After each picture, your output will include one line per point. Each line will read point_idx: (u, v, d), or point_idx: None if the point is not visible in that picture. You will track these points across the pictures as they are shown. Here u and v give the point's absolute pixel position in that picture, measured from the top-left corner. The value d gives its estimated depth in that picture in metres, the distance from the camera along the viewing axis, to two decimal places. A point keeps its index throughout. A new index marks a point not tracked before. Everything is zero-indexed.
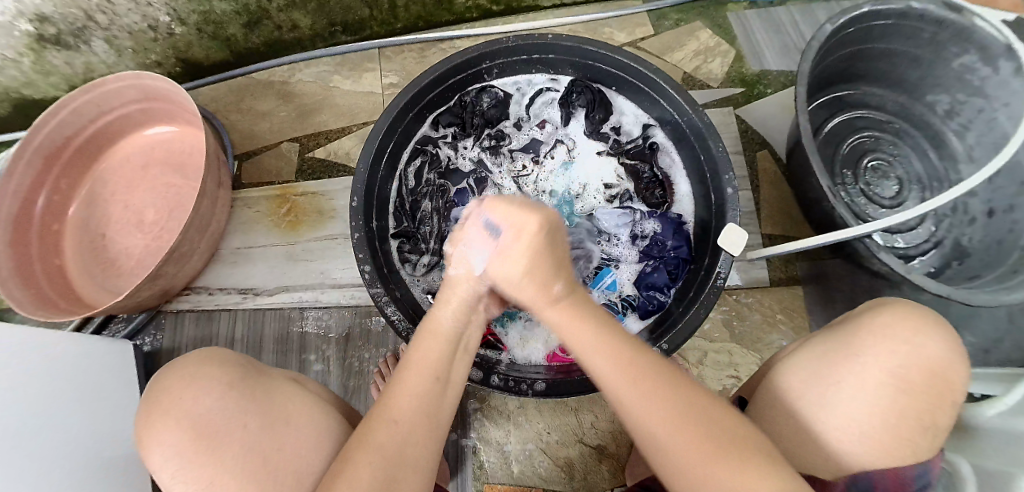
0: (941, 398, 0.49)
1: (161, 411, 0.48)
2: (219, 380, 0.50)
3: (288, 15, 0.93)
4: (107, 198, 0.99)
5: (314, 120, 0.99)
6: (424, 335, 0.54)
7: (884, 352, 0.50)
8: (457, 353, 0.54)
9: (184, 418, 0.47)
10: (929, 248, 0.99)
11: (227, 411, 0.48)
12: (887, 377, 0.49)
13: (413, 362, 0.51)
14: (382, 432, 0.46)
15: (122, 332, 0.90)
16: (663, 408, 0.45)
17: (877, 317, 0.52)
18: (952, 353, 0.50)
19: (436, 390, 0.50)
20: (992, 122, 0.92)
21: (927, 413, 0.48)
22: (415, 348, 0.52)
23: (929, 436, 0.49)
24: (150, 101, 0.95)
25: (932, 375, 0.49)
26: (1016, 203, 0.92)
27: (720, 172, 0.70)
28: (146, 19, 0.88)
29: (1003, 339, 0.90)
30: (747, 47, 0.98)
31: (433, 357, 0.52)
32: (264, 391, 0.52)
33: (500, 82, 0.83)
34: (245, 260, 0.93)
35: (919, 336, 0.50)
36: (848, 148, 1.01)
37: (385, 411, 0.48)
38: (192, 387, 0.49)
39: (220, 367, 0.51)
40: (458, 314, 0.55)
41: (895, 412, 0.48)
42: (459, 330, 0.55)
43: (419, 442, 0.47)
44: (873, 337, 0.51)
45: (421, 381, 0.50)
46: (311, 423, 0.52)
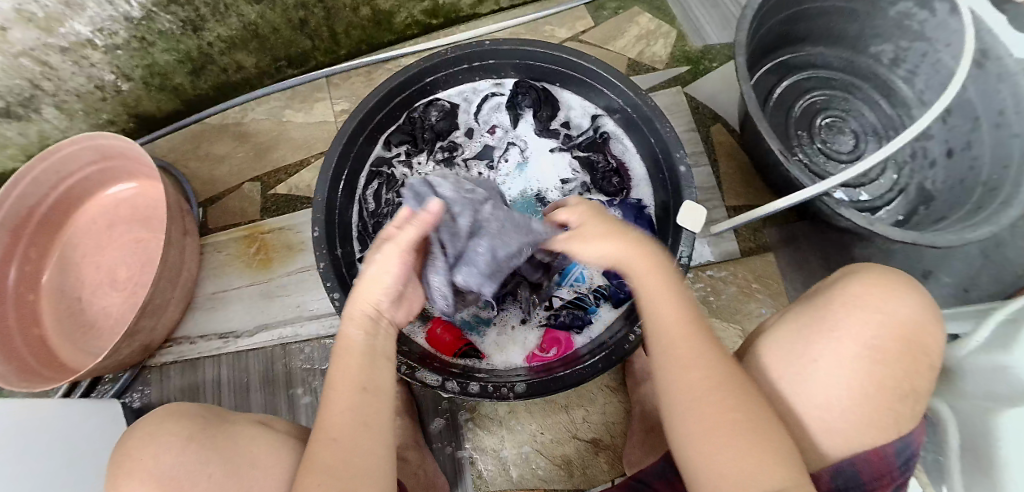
0: (915, 363, 0.50)
1: (127, 473, 0.49)
2: (179, 435, 0.51)
3: (232, 57, 0.94)
4: (78, 261, 0.98)
5: (273, 156, 1.00)
6: (339, 352, 0.52)
7: (859, 325, 0.50)
8: (378, 359, 0.52)
9: (147, 477, 0.48)
10: (894, 197, 1.00)
11: (190, 465, 0.49)
12: (863, 349, 0.49)
13: (336, 378, 0.50)
14: (326, 452, 0.46)
15: (110, 393, 0.89)
16: (702, 376, 0.48)
17: (849, 288, 0.53)
18: (923, 315, 0.51)
19: (367, 399, 0.50)
20: (937, 64, 0.94)
21: (905, 380, 0.49)
22: (334, 367, 0.51)
23: (909, 401, 0.50)
24: (108, 160, 0.95)
25: (905, 341, 0.50)
26: (972, 139, 0.93)
27: (671, 151, 0.71)
28: (92, 80, 0.88)
29: (979, 275, 0.91)
30: (688, 25, 0.99)
31: (353, 369, 0.51)
32: (227, 438, 0.53)
33: (446, 94, 0.83)
34: (221, 304, 0.93)
35: (890, 303, 0.51)
36: (801, 110, 1.02)
37: (323, 435, 0.47)
38: (154, 446, 0.50)
39: (180, 422, 0.52)
40: (368, 328, 0.53)
41: (873, 382, 0.49)
42: (372, 341, 0.53)
43: (367, 456, 0.47)
44: (844, 309, 0.51)
45: (344, 396, 0.49)
46: (284, 461, 0.53)
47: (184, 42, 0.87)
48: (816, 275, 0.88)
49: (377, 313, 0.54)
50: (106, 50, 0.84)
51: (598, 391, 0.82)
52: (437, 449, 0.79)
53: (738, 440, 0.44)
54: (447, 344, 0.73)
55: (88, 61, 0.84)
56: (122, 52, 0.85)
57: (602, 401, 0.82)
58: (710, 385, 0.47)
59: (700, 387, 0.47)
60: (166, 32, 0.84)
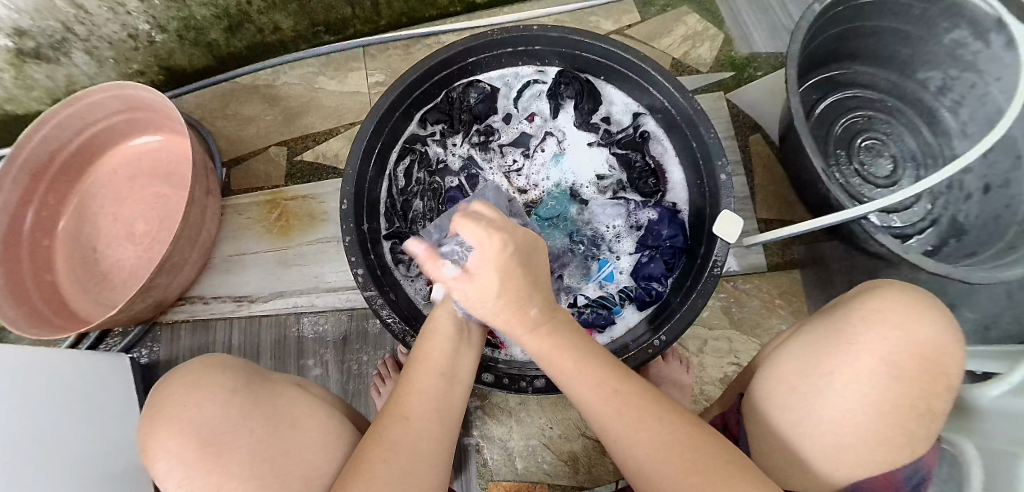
0: (935, 383, 0.49)
1: (165, 421, 0.48)
2: (223, 387, 0.50)
3: (269, 18, 0.92)
4: (96, 211, 0.98)
5: (302, 122, 0.98)
6: (428, 337, 0.54)
7: (876, 339, 0.49)
8: (462, 347, 0.54)
9: (189, 427, 0.47)
10: (926, 226, 0.98)
11: (233, 417, 0.49)
12: (879, 365, 0.48)
13: (417, 365, 0.51)
14: (399, 429, 0.45)
15: (119, 346, 0.89)
16: (607, 407, 0.46)
17: (867, 304, 0.52)
18: (947, 337, 0.49)
19: (444, 387, 0.50)
20: (985, 98, 0.91)
21: (922, 400, 0.48)
22: (423, 349, 0.53)
23: (925, 422, 0.49)
24: (134, 112, 0.93)
25: (925, 361, 0.49)
26: (1012, 177, 0.91)
27: (712, 158, 0.69)
28: (126, 28, 0.86)
29: (1001, 314, 0.90)
30: (736, 30, 0.97)
31: (438, 357, 0.52)
32: (267, 396, 0.52)
33: (486, 77, 0.81)
34: (238, 267, 0.92)
35: (911, 321, 0.49)
36: (841, 128, 1.00)
37: (395, 410, 0.47)
38: (197, 394, 0.49)
39: (223, 375, 0.52)
40: (458, 316, 0.55)
41: (888, 399, 0.48)
42: (460, 328, 0.55)
43: (437, 436, 0.46)
44: (863, 323, 0.50)
45: (428, 379, 0.50)
46: (322, 427, 0.53)
47: None
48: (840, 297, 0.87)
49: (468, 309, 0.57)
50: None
51: None
52: None
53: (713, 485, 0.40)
54: None
55: (123, 8, 0.82)
56: (158, 2, 0.83)
57: None
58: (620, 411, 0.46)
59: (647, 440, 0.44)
60: None
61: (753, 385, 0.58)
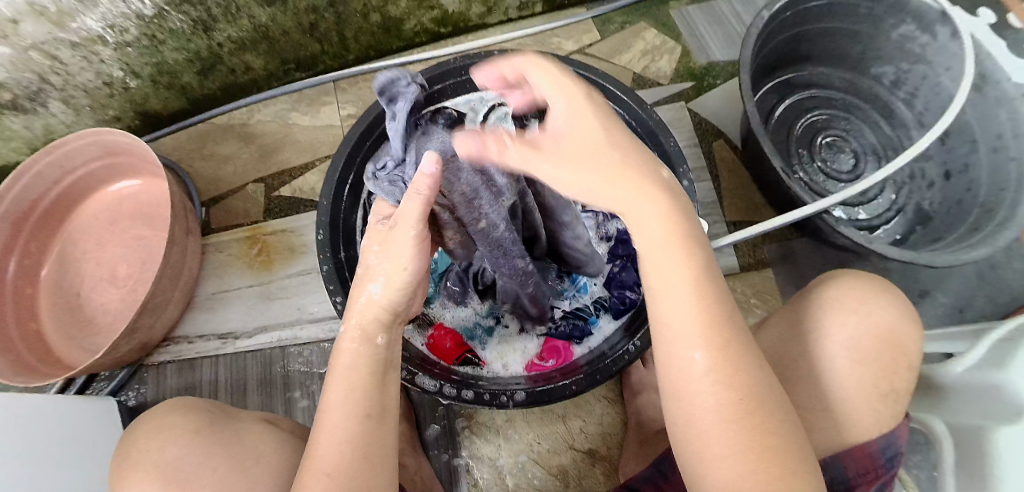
0: (895, 362, 0.50)
1: (134, 467, 0.51)
2: (186, 429, 0.53)
3: (241, 58, 0.94)
4: (78, 257, 0.98)
5: (277, 158, 1.00)
6: (336, 373, 0.50)
7: (835, 326, 0.51)
8: (387, 375, 0.51)
9: (155, 470, 0.50)
10: (893, 216, 1.00)
11: (196, 457, 0.51)
12: (839, 350, 0.51)
13: (334, 400, 0.48)
14: (319, 485, 0.44)
15: (106, 390, 0.89)
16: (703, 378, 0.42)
17: (825, 293, 0.54)
18: (902, 320, 0.52)
19: (370, 426, 0.48)
20: (936, 89, 0.96)
21: (884, 379, 0.50)
22: (330, 389, 0.49)
23: (890, 402, 0.50)
24: (112, 157, 0.95)
25: (884, 343, 0.51)
26: (970, 162, 0.95)
27: (675, 167, 0.72)
28: (100, 76, 0.88)
29: (974, 295, 0.92)
30: (693, 42, 1.00)
31: (356, 395, 0.48)
32: (233, 433, 0.54)
33: (452, 103, 0.84)
34: (221, 304, 0.93)
35: (866, 305, 0.51)
36: (802, 128, 1.03)
37: (316, 463, 0.46)
38: (162, 438, 0.52)
39: (188, 416, 0.55)
40: (364, 341, 0.51)
41: (850, 382, 0.50)
42: (380, 354, 0.51)
43: (363, 484, 0.45)
44: (822, 312, 0.52)
45: (344, 419, 0.47)
46: (288, 459, 0.54)
47: (193, 41, 0.88)
48: None
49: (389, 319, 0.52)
50: (116, 47, 0.84)
51: (597, 401, 0.83)
52: (433, 456, 0.80)
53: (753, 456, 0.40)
54: (448, 352, 0.74)
55: (97, 56, 0.84)
56: (132, 49, 0.85)
57: (600, 412, 0.82)
58: (738, 397, 0.41)
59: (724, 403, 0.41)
60: (177, 31, 0.85)
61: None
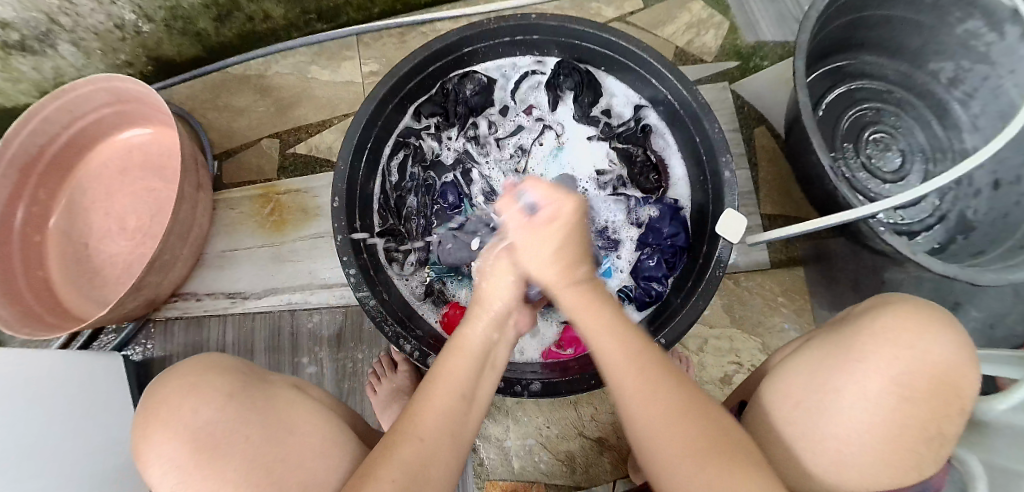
0: (946, 405, 0.48)
1: (160, 422, 0.45)
2: (219, 391, 0.48)
3: (259, 6, 0.89)
4: (87, 205, 0.95)
5: (294, 114, 0.96)
6: (452, 350, 0.50)
7: (889, 358, 0.48)
8: (486, 369, 0.50)
9: (183, 430, 0.45)
10: (934, 223, 0.96)
11: (231, 421, 0.46)
12: (889, 385, 0.48)
13: (438, 378, 0.47)
14: (407, 449, 0.42)
15: (112, 344, 0.88)
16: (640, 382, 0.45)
17: (880, 319, 0.51)
18: (958, 355, 0.49)
19: (463, 406, 0.47)
20: (998, 91, 0.89)
21: (932, 421, 0.48)
22: (446, 358, 0.49)
23: (935, 445, 0.49)
24: (123, 104, 0.91)
25: (937, 381, 0.48)
26: (1022, 173, 0.88)
27: (717, 155, 0.67)
28: (112, 18, 0.83)
29: (1008, 312, 0.87)
30: (742, 17, 0.93)
31: (462, 373, 0.48)
32: (264, 402, 0.50)
33: (482, 68, 0.78)
34: (230, 263, 0.91)
35: (925, 339, 0.49)
36: (849, 120, 0.97)
37: (417, 425, 0.44)
38: (194, 397, 0.47)
39: (221, 378, 0.49)
40: (489, 327, 0.51)
41: (897, 422, 0.48)
42: (489, 346, 0.51)
43: (446, 463, 0.43)
44: (874, 341, 0.50)
45: (449, 395, 0.46)
46: (321, 437, 0.50)
47: None
48: (844, 294, 0.86)
49: (502, 316, 0.53)
50: None
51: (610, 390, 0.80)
52: None
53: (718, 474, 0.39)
54: None
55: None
56: None
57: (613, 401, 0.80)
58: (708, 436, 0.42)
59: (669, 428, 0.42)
60: None
61: (756, 394, 0.58)
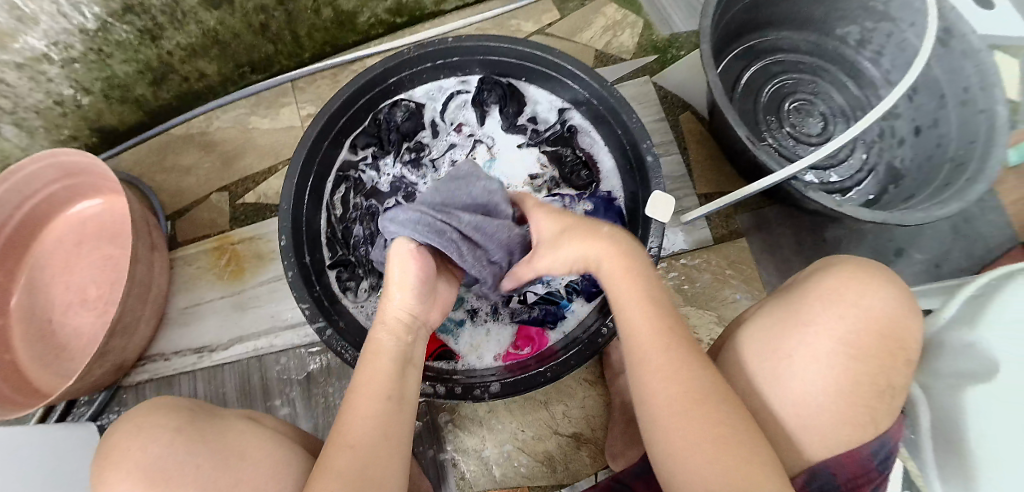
0: (892, 357, 0.51)
1: (114, 464, 0.48)
2: (166, 428, 0.50)
3: (193, 65, 0.92)
4: (47, 282, 0.95)
5: (239, 165, 0.98)
6: (368, 356, 0.52)
7: (833, 317, 0.51)
8: (407, 367, 0.53)
9: (136, 468, 0.47)
10: (864, 177, 1.00)
11: (179, 454, 0.48)
12: (838, 345, 0.51)
13: (361, 385, 0.50)
14: (343, 457, 0.45)
15: (85, 415, 0.87)
16: (660, 355, 0.50)
17: (823, 282, 0.54)
18: (898, 309, 0.52)
19: (390, 407, 0.49)
20: (902, 44, 0.94)
21: (882, 374, 0.51)
22: (363, 367, 0.51)
23: (888, 397, 0.51)
24: (71, 178, 0.92)
25: (881, 334, 0.51)
26: (939, 117, 0.93)
27: (638, 142, 0.71)
28: (50, 96, 0.84)
29: (951, 250, 0.90)
30: (654, 13, 0.98)
31: (381, 376, 0.50)
32: (214, 432, 0.52)
33: (408, 94, 0.82)
34: (194, 318, 0.91)
35: (866, 295, 0.52)
36: (770, 94, 1.01)
37: (342, 437, 0.46)
38: (142, 437, 0.49)
39: (171, 415, 0.52)
40: (398, 332, 0.53)
41: (850, 378, 0.50)
42: (405, 347, 0.53)
43: (381, 458, 0.46)
44: (820, 303, 0.52)
45: (372, 400, 0.48)
46: (273, 459, 0.52)
47: (142, 51, 0.85)
48: (789, 259, 0.89)
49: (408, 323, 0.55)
50: (62, 64, 0.80)
51: (577, 385, 0.82)
52: (419, 453, 0.79)
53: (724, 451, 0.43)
54: None
55: (44, 76, 0.81)
56: (79, 65, 0.82)
57: (582, 395, 0.82)
58: (688, 388, 0.47)
59: (675, 395, 0.47)
60: (124, 42, 0.82)
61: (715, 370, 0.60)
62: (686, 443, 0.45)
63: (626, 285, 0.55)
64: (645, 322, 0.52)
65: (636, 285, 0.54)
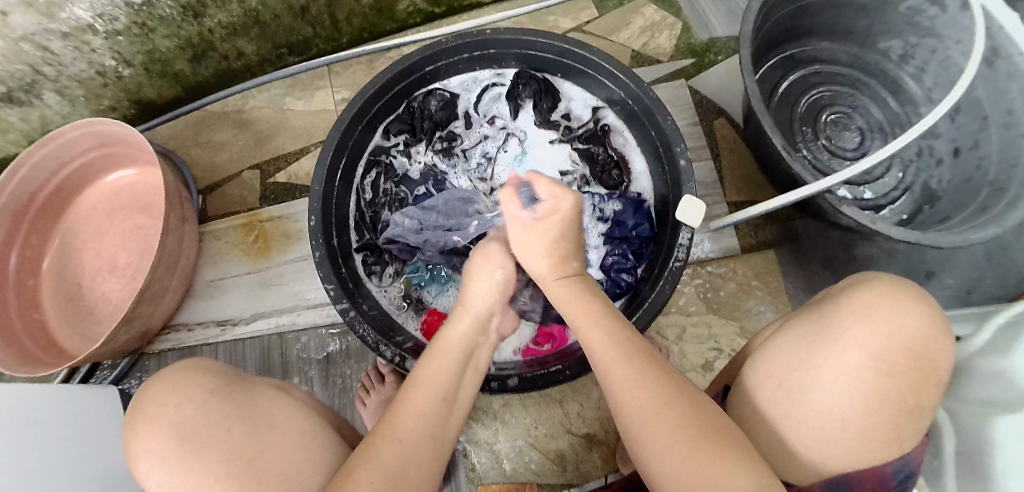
0: (922, 377, 0.50)
1: (148, 419, 0.49)
2: (202, 388, 0.51)
3: (232, 44, 0.93)
4: (79, 247, 0.98)
5: (272, 145, 1.00)
6: (433, 351, 0.54)
7: (863, 333, 0.50)
8: (467, 372, 0.54)
9: (169, 426, 0.48)
10: (900, 195, 0.98)
11: (213, 417, 0.49)
12: (867, 360, 0.50)
13: (420, 378, 0.51)
14: (385, 449, 0.45)
15: (109, 379, 0.89)
16: (635, 378, 0.47)
17: (857, 298, 0.53)
18: (932, 328, 0.51)
19: (442, 408, 0.50)
20: (946, 62, 0.92)
21: (910, 394, 0.50)
22: (426, 361, 0.52)
23: (914, 418, 0.50)
24: (108, 147, 0.94)
25: (913, 354, 0.50)
26: (980, 139, 0.91)
27: (672, 145, 0.70)
28: (93, 65, 0.86)
29: (984, 277, 0.88)
30: (694, 17, 0.97)
31: (441, 375, 0.51)
32: (246, 395, 0.53)
33: (444, 84, 0.82)
34: (219, 292, 0.93)
35: (899, 314, 0.51)
36: (806, 105, 1.00)
37: (397, 432, 0.47)
38: (179, 395, 0.50)
39: (207, 376, 0.53)
40: (470, 330, 0.55)
41: (877, 395, 0.49)
42: (468, 344, 0.54)
43: (419, 459, 0.46)
44: (851, 317, 0.52)
45: (427, 398, 0.49)
46: (300, 428, 0.54)
47: (184, 27, 0.86)
48: (817, 274, 0.88)
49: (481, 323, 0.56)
50: (107, 36, 0.82)
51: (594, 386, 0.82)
52: None
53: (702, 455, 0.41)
54: None
55: (89, 46, 0.82)
56: (123, 37, 0.84)
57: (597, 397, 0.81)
58: (676, 416, 0.44)
59: (643, 406, 0.45)
60: (167, 18, 0.83)
61: (737, 377, 0.59)
62: (658, 454, 0.43)
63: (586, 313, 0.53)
64: (601, 343, 0.50)
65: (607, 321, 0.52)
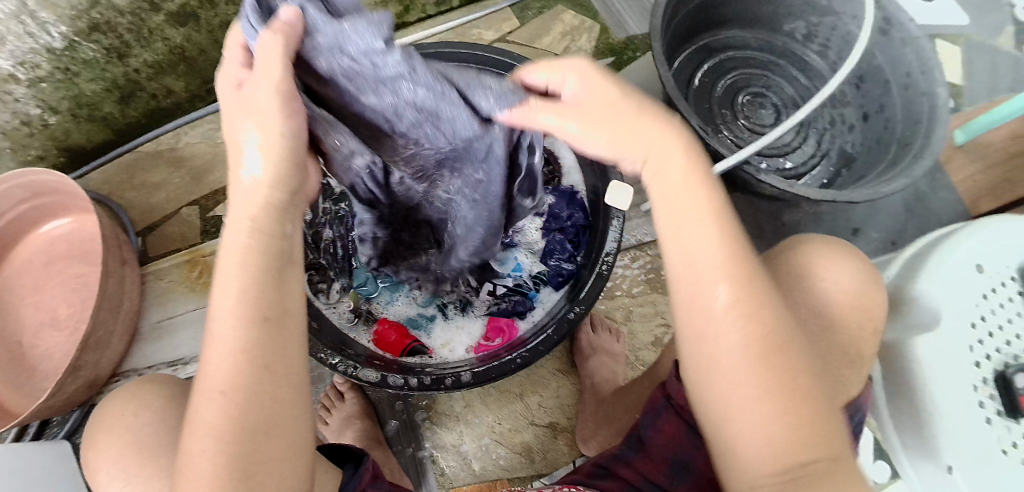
0: (858, 328, 0.54)
1: (111, 427, 0.53)
2: (159, 395, 0.55)
3: (160, 82, 0.93)
4: (15, 303, 0.94)
5: (209, 180, 0.99)
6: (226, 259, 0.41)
7: (807, 293, 0.54)
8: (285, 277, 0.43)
9: (125, 434, 0.51)
10: (818, 162, 1.05)
11: (169, 423, 0.52)
12: (812, 318, 0.53)
13: (219, 308, 0.40)
14: (211, 407, 0.39)
15: (60, 434, 0.86)
16: (744, 304, 0.42)
17: (798, 257, 0.56)
18: (867, 283, 0.55)
19: (268, 332, 0.41)
20: (847, 36, 0.98)
21: (850, 345, 0.54)
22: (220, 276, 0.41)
23: (855, 366, 0.54)
24: (40, 198, 0.91)
25: (850, 307, 0.54)
26: (884, 102, 0.99)
27: None
28: (17, 115, 0.85)
29: (904, 228, 0.95)
30: (610, 18, 1.03)
31: (245, 294, 0.40)
32: None
33: None
34: (168, 332, 0.92)
35: (834, 270, 0.54)
36: (723, 88, 1.06)
37: (205, 384, 0.39)
38: (137, 401, 0.54)
39: (164, 382, 0.56)
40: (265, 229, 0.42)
41: (824, 348, 0.52)
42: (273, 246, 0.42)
43: (270, 406, 0.40)
44: (795, 278, 0.54)
45: (232, 326, 0.39)
46: None
47: (108, 70, 0.87)
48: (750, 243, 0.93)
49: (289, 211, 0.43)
50: (29, 83, 0.83)
51: (551, 376, 0.84)
52: (398, 452, 0.79)
53: (784, 406, 0.40)
54: (395, 344, 0.75)
55: (11, 95, 0.82)
56: (46, 84, 0.84)
57: (555, 386, 0.83)
58: (756, 333, 0.41)
59: (744, 342, 0.41)
60: (91, 60, 0.85)
61: None
62: (747, 377, 0.40)
63: (695, 214, 0.44)
64: (715, 248, 0.43)
65: (719, 209, 0.45)
